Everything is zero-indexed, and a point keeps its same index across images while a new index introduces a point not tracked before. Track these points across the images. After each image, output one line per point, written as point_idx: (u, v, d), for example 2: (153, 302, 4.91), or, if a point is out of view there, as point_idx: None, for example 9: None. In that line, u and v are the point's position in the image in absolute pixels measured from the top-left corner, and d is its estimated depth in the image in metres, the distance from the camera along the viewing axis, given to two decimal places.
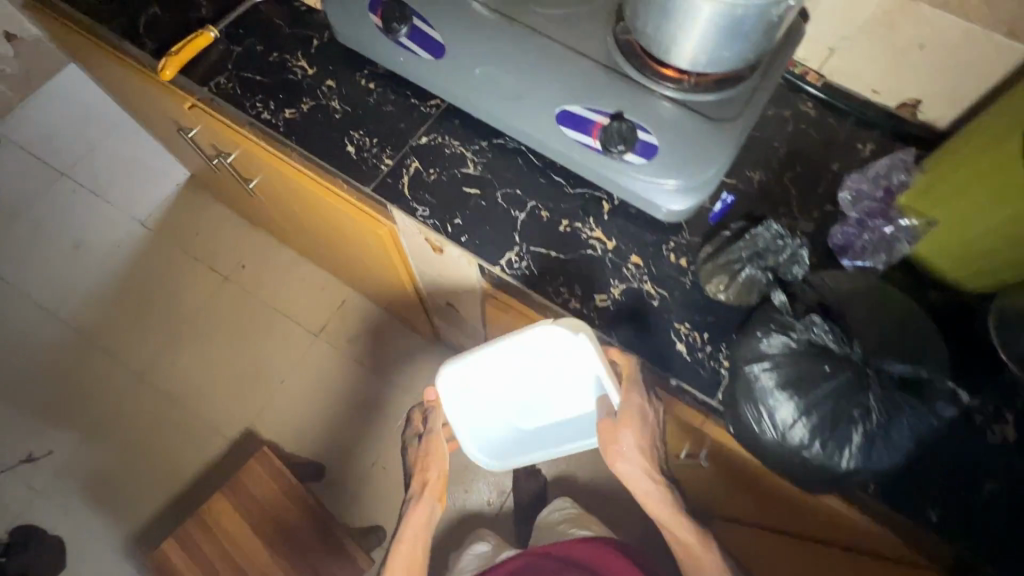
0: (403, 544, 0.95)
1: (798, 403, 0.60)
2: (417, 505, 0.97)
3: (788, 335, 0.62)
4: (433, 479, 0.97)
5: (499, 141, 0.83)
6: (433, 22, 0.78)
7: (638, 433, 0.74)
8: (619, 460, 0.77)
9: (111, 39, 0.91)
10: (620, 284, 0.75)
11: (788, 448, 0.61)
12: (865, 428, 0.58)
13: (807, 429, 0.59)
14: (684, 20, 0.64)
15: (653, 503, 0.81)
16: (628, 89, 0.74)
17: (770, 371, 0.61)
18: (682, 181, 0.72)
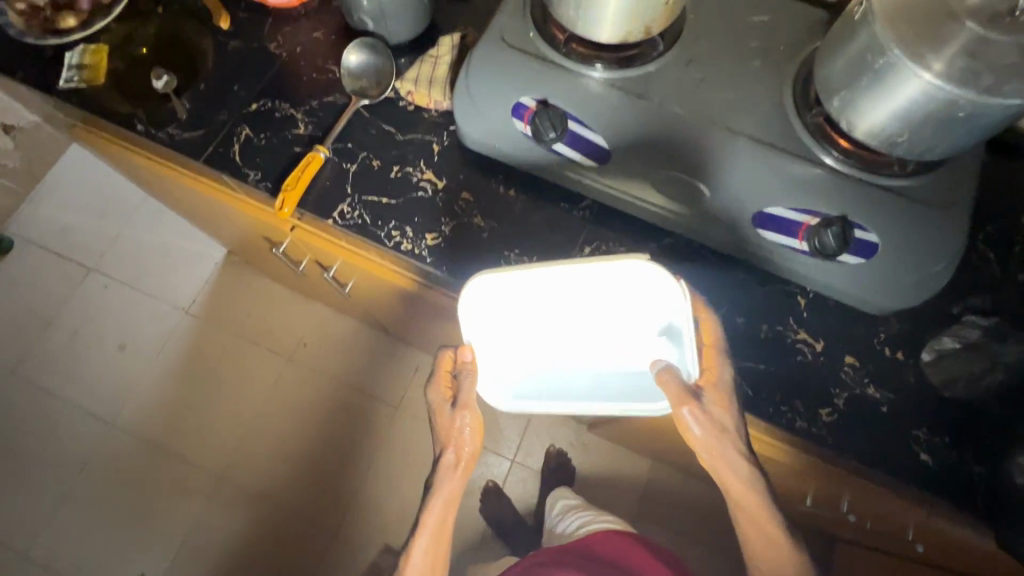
0: (427, 523, 0.71)
1: None
2: (448, 480, 0.71)
3: None
4: (470, 454, 0.71)
5: (667, 241, 0.77)
6: (592, 124, 0.70)
7: (720, 412, 0.64)
8: (695, 434, 0.63)
9: (208, 171, 0.81)
10: (842, 392, 0.69)
11: None
12: None
13: None
14: (933, 120, 0.56)
15: (745, 501, 0.66)
16: (832, 180, 0.66)
17: None
18: (904, 279, 0.66)
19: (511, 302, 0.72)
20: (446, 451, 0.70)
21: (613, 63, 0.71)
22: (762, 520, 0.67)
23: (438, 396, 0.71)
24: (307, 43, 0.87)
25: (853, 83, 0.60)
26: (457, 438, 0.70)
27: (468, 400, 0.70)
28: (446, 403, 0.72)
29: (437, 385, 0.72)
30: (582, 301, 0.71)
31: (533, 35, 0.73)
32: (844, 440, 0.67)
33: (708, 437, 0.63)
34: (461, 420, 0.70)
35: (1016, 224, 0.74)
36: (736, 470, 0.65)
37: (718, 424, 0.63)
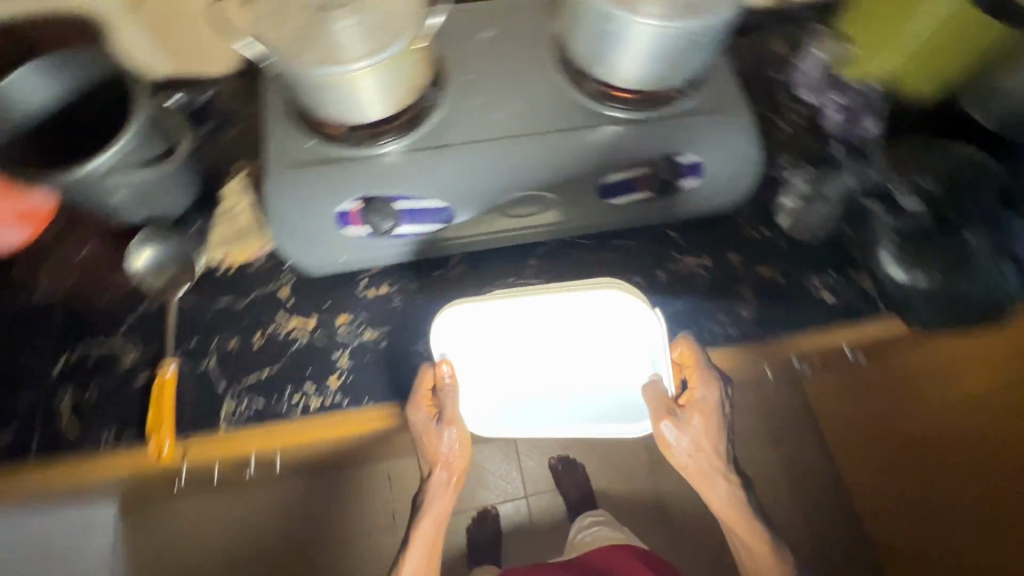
0: (417, 538, 0.80)
1: (920, 272, 0.69)
2: (441, 493, 0.77)
3: (891, 225, 0.72)
4: (460, 467, 0.75)
5: (542, 248, 0.79)
6: (417, 191, 0.69)
7: (699, 432, 0.70)
8: (676, 453, 0.71)
9: (47, 465, 0.67)
10: (745, 285, 0.76)
11: (936, 306, 0.70)
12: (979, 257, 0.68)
13: (936, 285, 0.69)
14: (680, 48, 0.63)
15: (721, 505, 0.76)
16: (639, 128, 0.70)
17: (890, 258, 0.71)
18: (733, 174, 0.74)
19: (490, 333, 0.72)
20: (437, 471, 0.75)
21: (401, 128, 0.69)
22: (741, 530, 0.78)
23: (421, 415, 0.69)
24: (81, 266, 0.76)
25: (606, 51, 0.66)
26: (446, 457, 0.73)
27: (453, 416, 0.70)
28: (431, 421, 0.70)
29: (416, 405, 0.69)
30: (566, 337, 0.73)
31: (312, 142, 0.69)
32: (770, 320, 0.75)
33: (684, 460, 0.72)
34: (449, 433, 0.71)
35: (772, 82, 0.87)
36: (714, 480, 0.74)
37: (699, 444, 0.71)
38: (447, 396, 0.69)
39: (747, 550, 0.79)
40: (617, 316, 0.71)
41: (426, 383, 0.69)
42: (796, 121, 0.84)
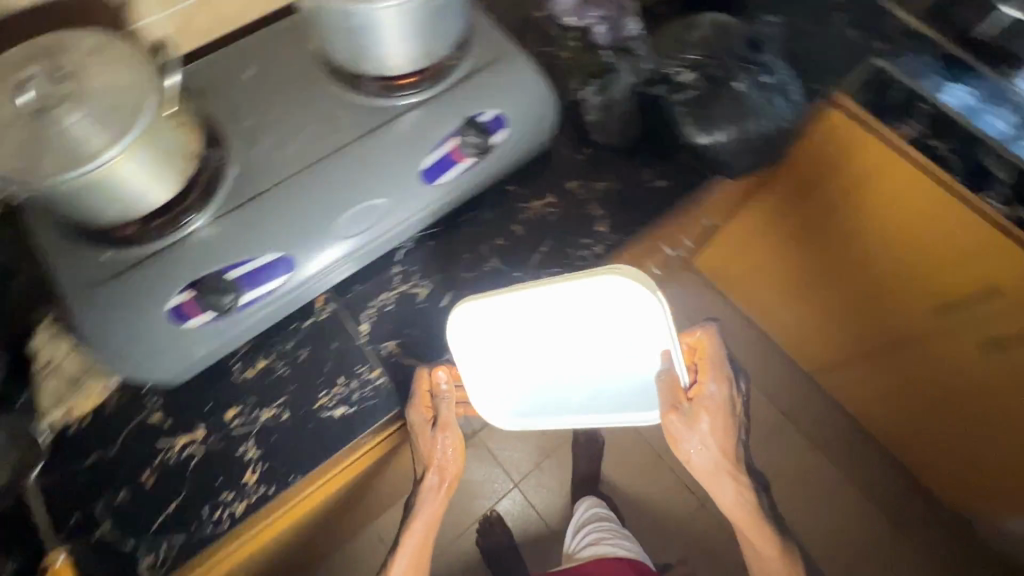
0: (405, 543, 0.75)
1: (717, 127, 0.76)
2: (433, 498, 0.74)
3: (682, 96, 0.78)
4: (452, 475, 0.73)
5: (400, 253, 0.76)
6: (245, 253, 0.65)
7: (706, 429, 0.67)
8: (686, 447, 0.68)
9: None
10: (593, 203, 0.80)
11: (737, 150, 0.78)
12: (755, 97, 0.77)
13: (732, 133, 0.77)
14: (427, 20, 0.65)
15: (730, 506, 0.73)
16: (430, 108, 0.73)
17: (691, 123, 0.77)
18: (537, 112, 0.77)
19: (484, 339, 0.63)
20: (430, 473, 0.72)
21: (200, 200, 0.66)
22: (755, 536, 0.75)
23: (420, 417, 0.68)
24: None
25: (363, 45, 0.67)
26: (440, 459, 0.71)
27: (447, 421, 0.69)
28: (427, 423, 0.69)
29: (416, 406, 0.68)
30: (568, 332, 0.60)
31: (109, 253, 0.63)
32: (626, 224, 0.79)
33: (705, 463, 0.70)
34: (444, 440, 0.70)
35: (538, 21, 0.93)
36: (724, 480, 0.71)
37: (709, 440, 0.68)
38: (443, 401, 0.69)
39: (754, 540, 0.75)
40: (618, 302, 0.56)
41: (424, 383, 0.68)
42: (571, 46, 0.90)
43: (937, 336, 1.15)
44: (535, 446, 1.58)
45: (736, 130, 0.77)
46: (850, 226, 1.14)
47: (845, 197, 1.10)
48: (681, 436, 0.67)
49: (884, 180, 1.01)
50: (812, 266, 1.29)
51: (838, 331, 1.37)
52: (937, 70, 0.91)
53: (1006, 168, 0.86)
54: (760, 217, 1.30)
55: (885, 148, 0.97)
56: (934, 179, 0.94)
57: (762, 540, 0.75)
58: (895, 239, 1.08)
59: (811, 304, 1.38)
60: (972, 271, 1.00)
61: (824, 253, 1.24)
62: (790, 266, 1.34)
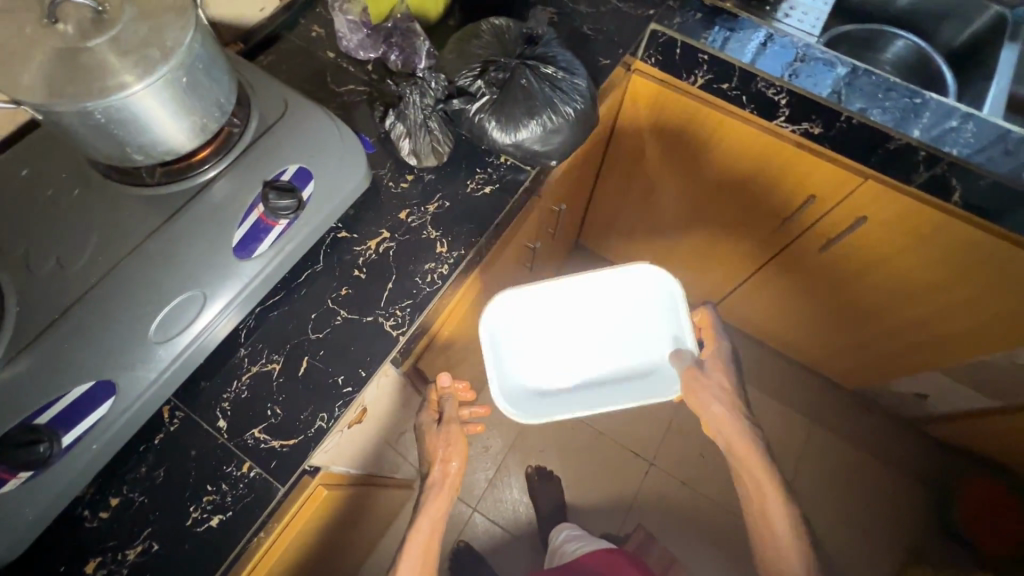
0: (412, 545, 0.83)
1: (520, 123, 0.79)
2: (435, 496, 0.85)
3: (478, 102, 0.80)
4: (454, 472, 0.85)
5: (243, 334, 0.72)
6: (51, 393, 0.59)
7: (718, 383, 0.88)
8: (713, 408, 0.87)
9: None
10: (428, 227, 0.81)
11: (547, 139, 0.81)
12: (547, 87, 0.80)
13: (535, 125, 0.79)
14: (182, 95, 0.61)
15: (737, 446, 0.90)
16: (226, 181, 0.69)
17: (494, 125, 0.79)
18: (342, 155, 0.75)
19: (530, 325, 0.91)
20: (436, 466, 0.85)
21: None
22: (765, 490, 0.90)
23: (428, 418, 0.86)
24: None
25: (120, 139, 0.61)
26: (445, 456, 0.85)
27: (450, 415, 0.85)
28: (434, 422, 0.86)
29: (426, 409, 0.87)
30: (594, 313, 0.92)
31: None
32: (465, 237, 0.80)
33: (718, 412, 0.88)
34: (447, 436, 0.84)
35: (332, 61, 0.93)
36: (732, 423, 0.89)
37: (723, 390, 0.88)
38: (450, 399, 0.85)
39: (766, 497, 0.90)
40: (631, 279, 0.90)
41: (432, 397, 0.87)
42: (372, 78, 0.91)
43: (791, 251, 1.27)
44: (485, 465, 1.57)
45: (538, 124, 0.79)
46: (691, 177, 1.24)
47: (676, 152, 1.20)
48: (701, 392, 0.86)
49: (699, 129, 1.12)
50: (674, 219, 1.39)
51: (716, 270, 1.49)
52: (709, 23, 1.00)
53: (784, 93, 0.96)
54: (618, 186, 1.39)
55: (689, 103, 1.08)
56: (732, 116, 1.06)
57: (766, 482, 0.90)
58: (728, 178, 1.19)
59: (688, 252, 1.48)
60: (794, 188, 1.12)
61: (680, 206, 1.34)
62: (659, 225, 1.45)
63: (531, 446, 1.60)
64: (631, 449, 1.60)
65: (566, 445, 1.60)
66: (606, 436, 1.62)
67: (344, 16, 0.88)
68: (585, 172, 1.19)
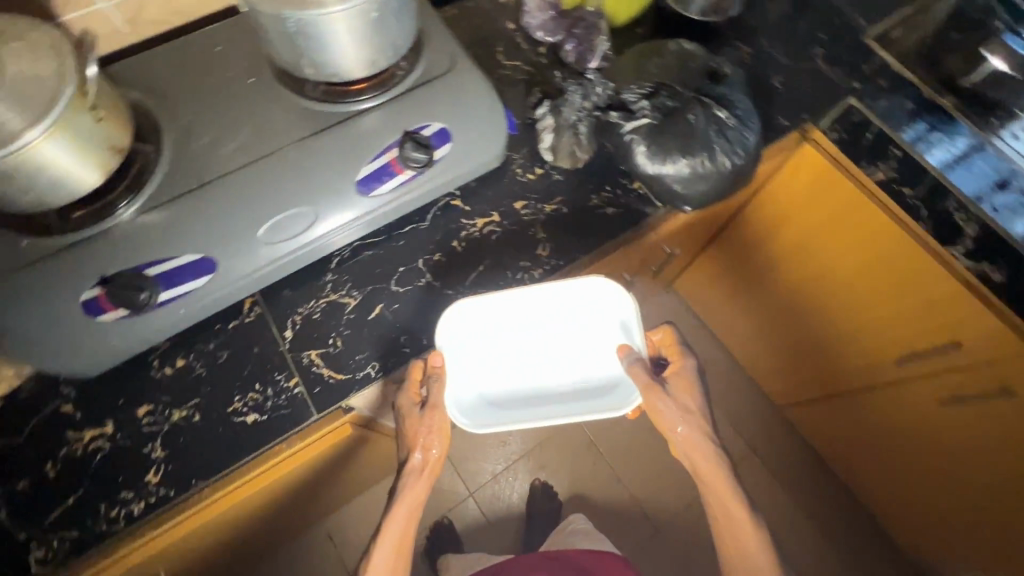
0: (388, 529, 0.75)
1: (669, 156, 0.74)
2: (414, 483, 0.75)
3: (636, 120, 0.76)
4: (434, 462, 0.74)
5: (335, 261, 0.75)
6: (166, 251, 0.64)
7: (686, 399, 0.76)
8: (677, 430, 0.74)
9: None
10: (537, 226, 0.79)
11: (690, 182, 0.76)
12: (712, 129, 0.74)
13: (684, 163, 0.74)
14: (369, 27, 0.63)
15: (710, 476, 0.76)
16: (374, 117, 0.71)
17: (643, 151, 0.75)
18: (485, 129, 0.75)
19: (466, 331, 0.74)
20: (415, 451, 0.74)
21: (125, 193, 0.65)
22: (740, 529, 0.75)
23: (407, 399, 0.72)
24: None
25: (301, 48, 0.65)
26: (425, 442, 0.73)
27: (436, 403, 0.71)
28: (415, 407, 0.73)
29: (406, 390, 0.72)
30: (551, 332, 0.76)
31: (26, 240, 0.63)
32: (568, 249, 0.78)
33: (689, 437, 0.75)
34: (430, 421, 0.72)
35: (509, 32, 0.92)
36: (706, 450, 0.75)
37: (687, 409, 0.75)
38: (438, 385, 0.69)
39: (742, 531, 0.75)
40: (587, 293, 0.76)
41: (416, 376, 0.72)
42: (540, 62, 0.90)
43: (901, 385, 1.11)
44: (496, 458, 1.56)
45: (688, 163, 0.74)
46: (810, 267, 1.13)
47: (804, 236, 1.10)
48: (669, 416, 0.73)
49: (840, 221, 1.01)
50: (778, 303, 1.28)
51: (803, 373, 1.35)
52: (916, 117, 0.89)
53: (976, 223, 0.84)
54: (730, 250, 1.30)
55: (837, 192, 0.97)
56: (901, 228, 0.92)
57: (733, 512, 0.76)
58: (854, 282, 1.07)
59: (778, 342, 1.36)
60: (924, 320, 0.99)
61: (789, 293, 1.23)
62: (759, 303, 1.34)
63: (546, 460, 1.56)
64: (642, 508, 1.53)
65: (580, 475, 1.56)
66: (623, 483, 1.55)
67: None
68: (707, 229, 1.11)
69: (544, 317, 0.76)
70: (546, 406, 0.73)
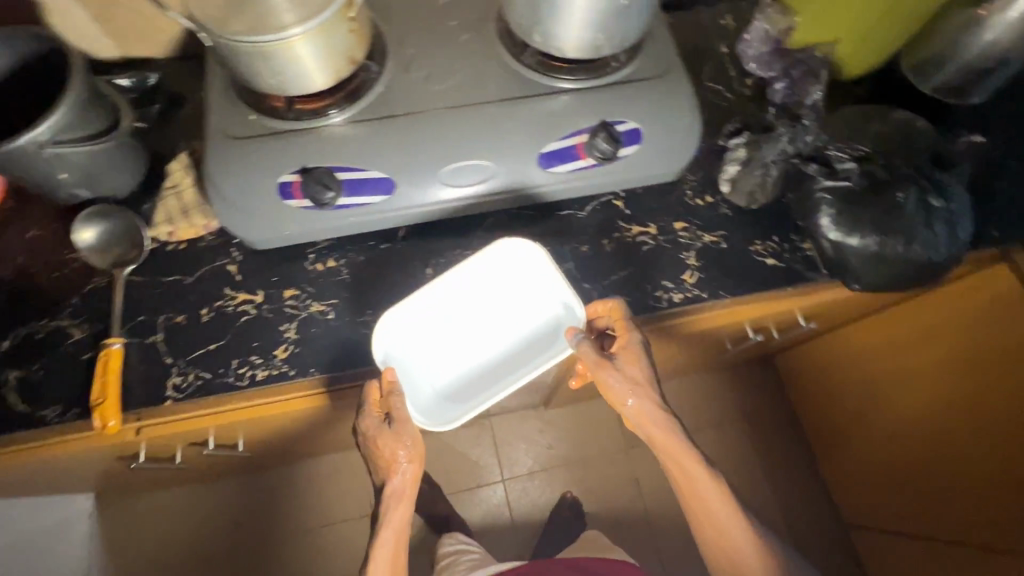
0: (382, 542, 0.71)
1: (857, 229, 0.70)
2: (397, 504, 0.71)
3: (834, 182, 0.72)
4: (410, 478, 0.70)
5: (490, 220, 0.79)
6: (360, 162, 0.70)
7: (636, 373, 0.71)
8: (632, 402, 0.71)
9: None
10: (691, 252, 0.77)
11: (870, 261, 0.71)
12: (915, 215, 0.69)
13: (871, 241, 0.70)
14: (613, 14, 0.65)
15: (666, 449, 0.73)
16: (578, 98, 0.73)
17: (830, 214, 0.71)
18: (676, 142, 0.75)
19: (416, 336, 0.74)
20: (392, 472, 0.70)
21: (344, 101, 0.71)
22: (717, 510, 0.72)
23: (371, 420, 0.69)
24: (27, 247, 0.75)
25: (541, 18, 0.67)
26: (395, 459, 0.69)
27: (400, 414, 0.68)
28: (382, 425, 0.69)
29: (368, 410, 0.69)
30: (482, 309, 0.75)
31: (255, 116, 0.71)
32: (715, 285, 0.75)
33: (643, 408, 0.71)
34: (400, 436, 0.69)
35: (719, 56, 0.91)
36: (658, 422, 0.72)
37: (637, 381, 0.71)
38: (396, 397, 0.68)
39: (719, 512, 0.72)
40: (509, 260, 0.74)
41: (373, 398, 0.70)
42: (742, 93, 0.88)
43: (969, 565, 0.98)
44: (536, 456, 1.54)
45: (878, 242, 0.69)
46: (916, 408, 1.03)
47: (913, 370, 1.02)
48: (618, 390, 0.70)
49: (958, 357, 0.94)
50: (873, 440, 1.16)
51: (869, 497, 1.24)
52: None
53: None
54: (829, 356, 1.20)
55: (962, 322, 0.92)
56: None
57: (704, 487, 0.72)
58: (960, 432, 0.96)
59: (866, 482, 1.23)
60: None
61: (886, 433, 1.12)
62: (854, 436, 1.23)
63: (581, 478, 1.53)
64: (663, 563, 1.47)
65: (611, 507, 1.51)
66: (650, 532, 1.49)
67: (763, 25, 0.86)
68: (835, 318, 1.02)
69: (472, 291, 0.75)
70: (497, 379, 0.74)
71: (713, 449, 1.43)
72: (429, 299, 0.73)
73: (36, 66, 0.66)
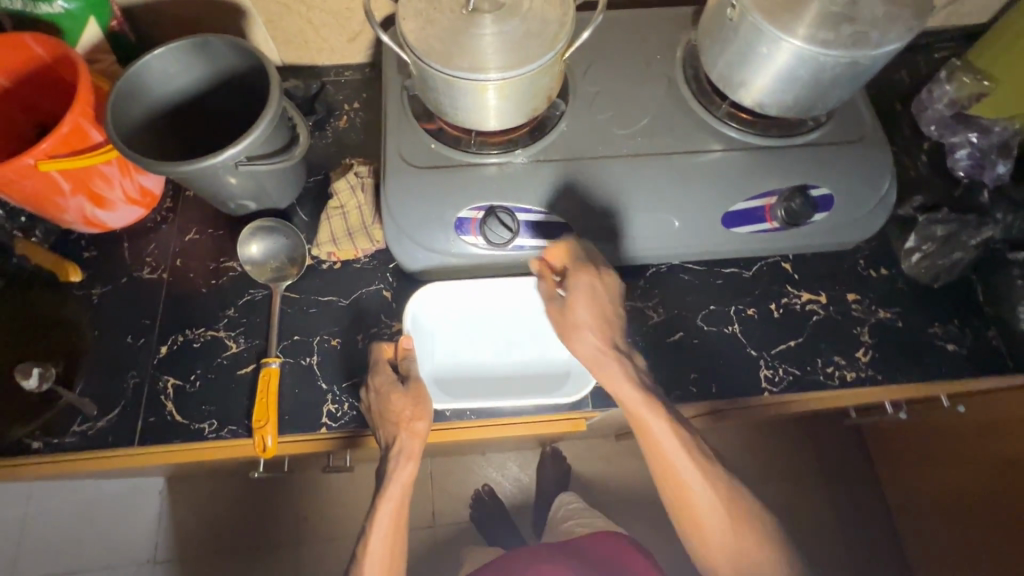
0: (387, 501, 0.66)
1: None
2: (403, 465, 0.64)
3: None
4: (418, 435, 0.63)
5: (652, 271, 0.75)
6: (541, 205, 0.67)
7: (587, 320, 0.62)
8: (582, 349, 0.62)
9: (159, 448, 0.66)
10: (864, 327, 0.73)
11: None
12: None
13: None
14: (840, 79, 0.60)
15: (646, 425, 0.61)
16: (771, 157, 0.69)
17: None
18: (865, 211, 0.70)
19: (446, 317, 0.71)
20: (400, 432, 0.63)
21: (526, 139, 0.69)
22: (692, 494, 0.62)
23: (384, 378, 0.65)
24: (185, 250, 0.75)
25: (753, 74, 0.63)
26: (406, 417, 0.63)
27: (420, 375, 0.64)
28: (395, 383, 0.65)
29: (381, 368, 0.66)
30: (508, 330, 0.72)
31: (434, 143, 0.69)
32: (891, 368, 0.71)
33: (591, 347, 0.62)
34: (415, 395, 0.64)
35: (892, 115, 0.86)
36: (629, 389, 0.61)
37: (581, 321, 0.62)
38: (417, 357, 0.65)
39: (699, 497, 0.62)
40: None
41: (385, 360, 0.67)
42: (919, 157, 0.82)
43: None
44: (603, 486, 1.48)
45: None
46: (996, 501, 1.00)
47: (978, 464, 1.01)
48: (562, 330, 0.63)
49: None
50: (931, 498, 1.19)
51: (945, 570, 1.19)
52: None
53: None
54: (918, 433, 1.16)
55: None
56: None
57: (686, 468, 0.62)
58: None
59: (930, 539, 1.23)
60: None
61: (947, 500, 1.13)
62: (912, 488, 1.24)
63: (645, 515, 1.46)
64: None
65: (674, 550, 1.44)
66: None
67: (944, 86, 0.81)
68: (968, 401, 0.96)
69: (509, 294, 0.71)
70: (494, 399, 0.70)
71: (791, 505, 1.38)
72: (468, 290, 0.71)
73: (232, 78, 0.65)
